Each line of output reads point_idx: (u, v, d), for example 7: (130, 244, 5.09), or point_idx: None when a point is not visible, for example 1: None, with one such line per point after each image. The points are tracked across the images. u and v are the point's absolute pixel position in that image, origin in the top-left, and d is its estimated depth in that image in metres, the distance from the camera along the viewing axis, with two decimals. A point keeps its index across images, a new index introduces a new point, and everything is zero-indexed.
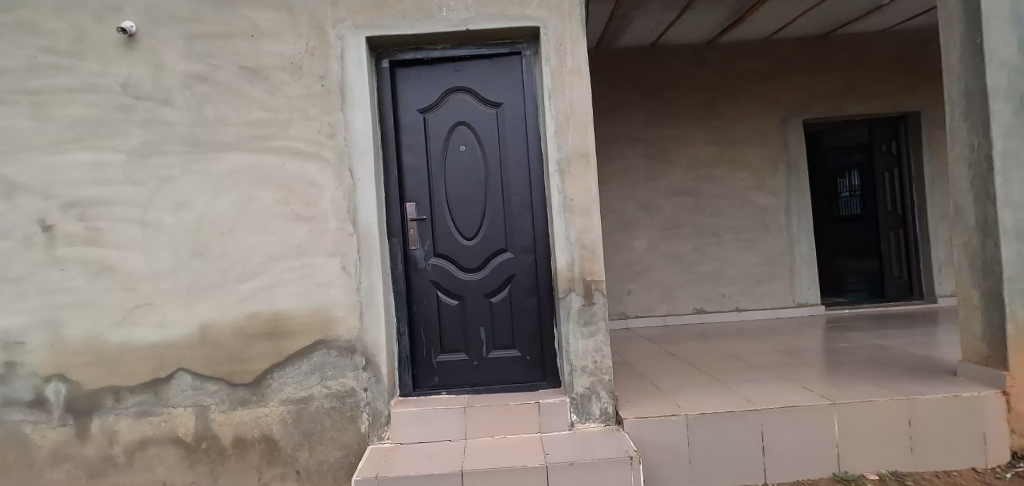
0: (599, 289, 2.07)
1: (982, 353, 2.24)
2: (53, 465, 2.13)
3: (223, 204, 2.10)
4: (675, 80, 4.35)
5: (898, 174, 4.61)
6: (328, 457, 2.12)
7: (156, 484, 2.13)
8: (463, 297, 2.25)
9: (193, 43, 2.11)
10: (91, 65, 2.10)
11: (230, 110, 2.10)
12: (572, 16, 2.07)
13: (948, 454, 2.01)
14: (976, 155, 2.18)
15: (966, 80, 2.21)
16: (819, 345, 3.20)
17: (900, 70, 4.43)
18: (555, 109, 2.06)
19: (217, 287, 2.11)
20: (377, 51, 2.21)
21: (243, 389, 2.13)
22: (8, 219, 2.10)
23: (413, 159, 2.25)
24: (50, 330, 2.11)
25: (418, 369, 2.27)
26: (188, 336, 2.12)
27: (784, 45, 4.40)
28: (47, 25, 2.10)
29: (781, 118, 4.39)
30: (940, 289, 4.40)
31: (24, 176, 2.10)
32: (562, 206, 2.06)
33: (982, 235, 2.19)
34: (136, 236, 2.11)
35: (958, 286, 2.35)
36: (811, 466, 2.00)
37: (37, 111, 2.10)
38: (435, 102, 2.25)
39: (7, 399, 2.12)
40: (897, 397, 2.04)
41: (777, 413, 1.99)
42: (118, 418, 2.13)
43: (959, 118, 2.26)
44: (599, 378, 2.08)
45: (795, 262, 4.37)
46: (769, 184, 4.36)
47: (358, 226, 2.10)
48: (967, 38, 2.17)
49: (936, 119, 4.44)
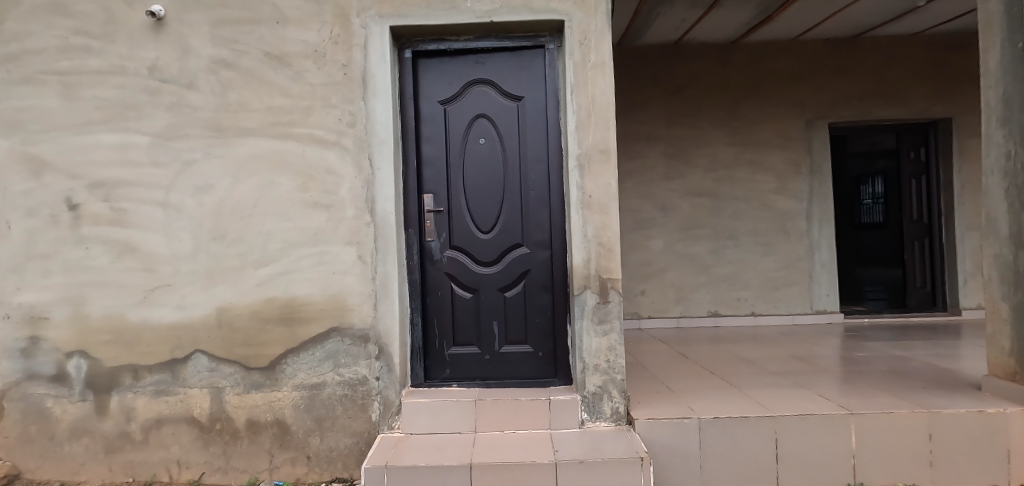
0: (615, 288, 2.04)
1: (1010, 369, 2.16)
2: (73, 439, 2.18)
3: (244, 189, 2.12)
4: (698, 79, 4.28)
5: (926, 181, 4.48)
6: (339, 444, 2.13)
7: (170, 462, 2.17)
8: (477, 291, 2.24)
9: (219, 28, 2.12)
10: (120, 48, 2.13)
11: (254, 96, 2.12)
12: (598, 10, 2.04)
13: (969, 469, 1.95)
14: (1013, 164, 2.11)
15: (1006, 87, 2.12)
16: (835, 353, 3.13)
17: (932, 74, 4.30)
18: (576, 103, 2.03)
19: (236, 270, 2.13)
20: (400, 41, 2.20)
21: (257, 372, 2.15)
22: (36, 198, 2.15)
23: (433, 150, 2.25)
24: (73, 307, 2.16)
25: (430, 360, 2.27)
26: (205, 318, 2.15)
27: (811, 47, 4.30)
28: (79, 7, 2.13)
29: (806, 120, 4.30)
30: (965, 300, 4.28)
31: (52, 155, 2.15)
32: (580, 202, 2.03)
33: (1015, 247, 2.12)
34: (158, 218, 2.15)
35: (986, 299, 2.29)
36: (825, 476, 1.95)
37: (67, 91, 2.14)
38: (456, 94, 2.24)
39: (30, 371, 2.17)
40: (918, 409, 1.98)
41: (793, 420, 1.95)
42: (136, 396, 2.17)
43: (995, 124, 2.19)
44: (612, 377, 2.06)
45: (815, 268, 4.28)
46: (790, 187, 4.27)
47: (375, 215, 2.10)
48: (1009, 42, 2.09)
49: (968, 126, 4.31)
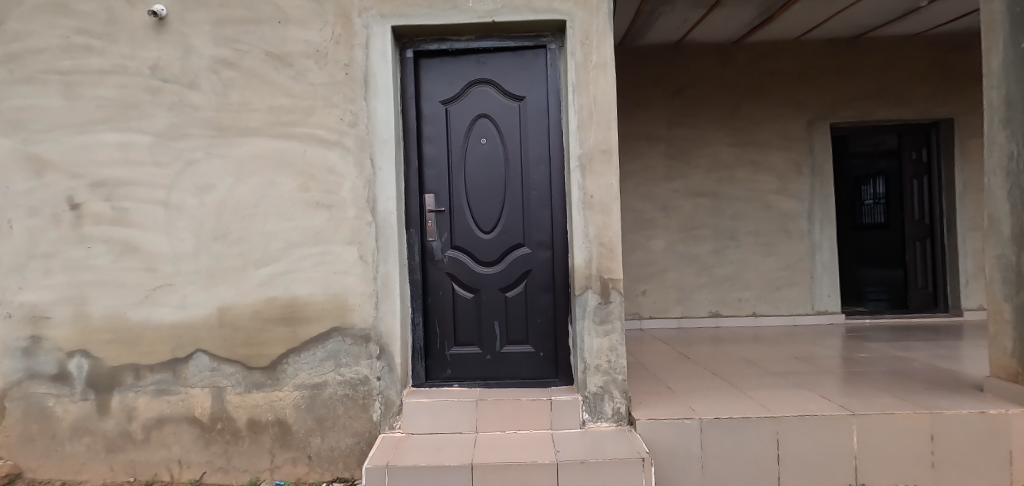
0: (616, 288, 2.04)
1: (1012, 370, 2.16)
2: (74, 438, 2.18)
3: (245, 188, 2.12)
4: (699, 79, 4.28)
5: (928, 182, 4.47)
6: (340, 444, 2.13)
7: (171, 461, 2.17)
8: (478, 291, 2.24)
9: (221, 28, 2.12)
10: (122, 47, 2.13)
11: (255, 95, 2.12)
12: (600, 9, 2.04)
13: (971, 470, 1.94)
14: (1015, 165, 2.11)
15: (1008, 87, 2.12)
16: (837, 354, 3.13)
17: (934, 75, 4.29)
18: (578, 103, 2.03)
19: (238, 270, 2.13)
20: (401, 41, 2.20)
21: (258, 372, 2.15)
22: (38, 197, 2.15)
23: (434, 150, 2.24)
24: (75, 306, 2.16)
25: (431, 360, 2.27)
26: (207, 318, 2.15)
27: (812, 47, 4.30)
28: (81, 7, 2.13)
29: (807, 120, 4.29)
30: (966, 301, 4.27)
31: (54, 154, 2.15)
32: (581, 203, 2.03)
33: (1018, 247, 2.12)
34: (160, 217, 2.15)
35: (988, 300, 2.29)
36: (827, 477, 1.95)
37: (69, 91, 2.14)
38: (457, 94, 2.23)
39: (31, 371, 2.17)
40: (920, 411, 1.98)
41: (794, 420, 1.95)
42: (137, 395, 2.17)
43: (998, 125, 2.18)
44: (613, 377, 2.06)
45: (816, 269, 4.27)
46: (791, 187, 4.27)
47: (376, 215, 2.10)
48: (1012, 42, 2.08)
49: (970, 126, 4.30)
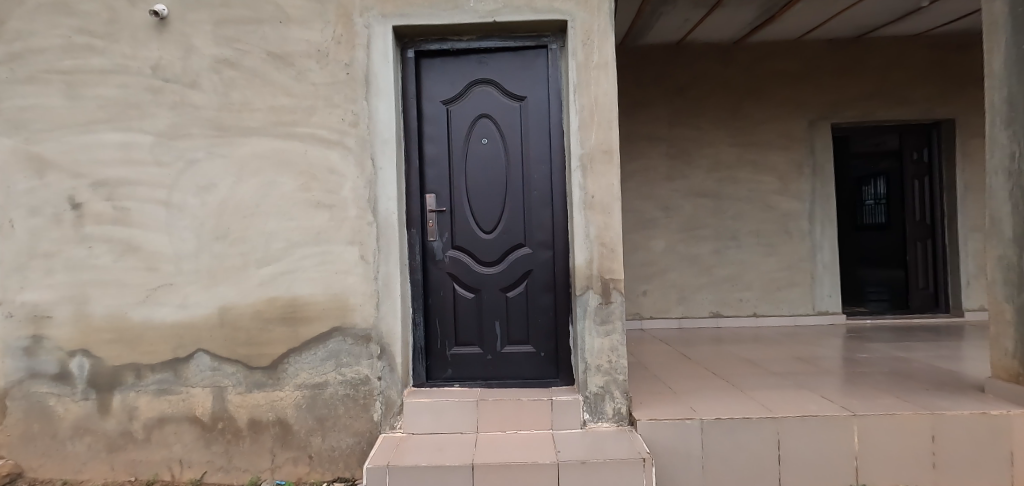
0: (617, 289, 2.04)
1: (1013, 371, 2.16)
2: (75, 437, 2.19)
3: (246, 188, 2.12)
4: (700, 79, 4.28)
5: (929, 182, 4.47)
6: (341, 444, 2.13)
7: (172, 461, 2.17)
8: (479, 291, 2.24)
9: (222, 28, 2.12)
10: (123, 47, 2.13)
11: (256, 95, 2.12)
12: (601, 9, 2.04)
13: (973, 471, 1.94)
14: (1016, 165, 2.10)
15: (1010, 88, 2.12)
16: (838, 354, 3.13)
17: (936, 75, 4.29)
18: (579, 103, 2.03)
19: (239, 269, 2.13)
20: (402, 41, 2.20)
21: (259, 371, 2.15)
22: (39, 196, 2.15)
23: (435, 150, 2.24)
24: (76, 305, 2.16)
25: (432, 360, 2.27)
26: (208, 317, 2.15)
27: (813, 47, 4.29)
28: (83, 6, 2.13)
29: (808, 120, 4.29)
30: (967, 302, 4.27)
31: (55, 154, 2.15)
32: (582, 203, 2.03)
33: (1019, 248, 2.12)
34: (161, 216, 2.15)
35: (989, 300, 2.29)
36: (828, 477, 1.94)
37: (70, 90, 2.14)
38: (458, 94, 2.23)
39: (32, 370, 2.17)
40: (921, 411, 1.98)
41: (795, 421, 1.94)
42: (138, 395, 2.17)
43: (999, 125, 2.18)
44: (614, 377, 2.06)
45: (817, 269, 4.27)
46: (792, 188, 4.27)
47: (377, 216, 2.10)
48: (1014, 43, 2.08)
49: (971, 127, 4.30)
